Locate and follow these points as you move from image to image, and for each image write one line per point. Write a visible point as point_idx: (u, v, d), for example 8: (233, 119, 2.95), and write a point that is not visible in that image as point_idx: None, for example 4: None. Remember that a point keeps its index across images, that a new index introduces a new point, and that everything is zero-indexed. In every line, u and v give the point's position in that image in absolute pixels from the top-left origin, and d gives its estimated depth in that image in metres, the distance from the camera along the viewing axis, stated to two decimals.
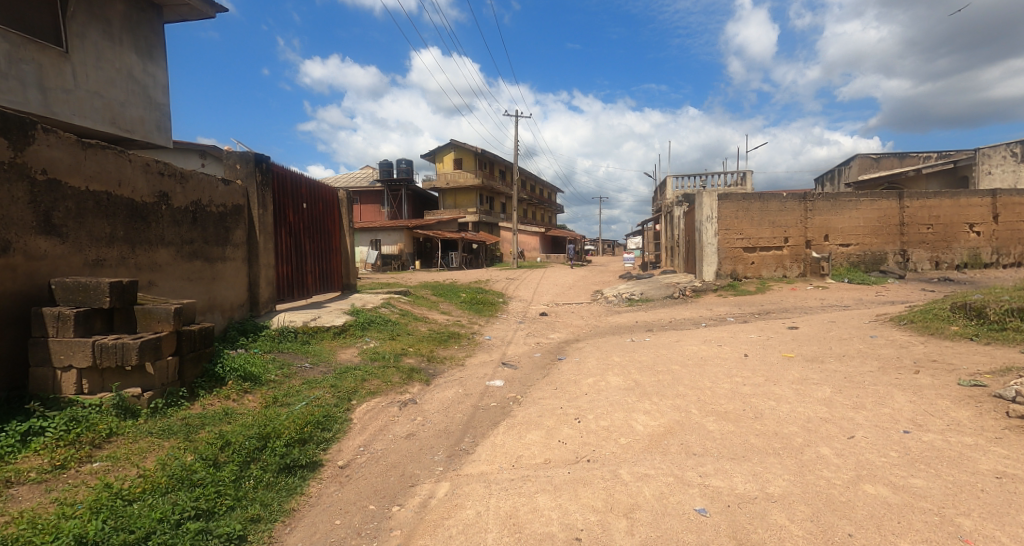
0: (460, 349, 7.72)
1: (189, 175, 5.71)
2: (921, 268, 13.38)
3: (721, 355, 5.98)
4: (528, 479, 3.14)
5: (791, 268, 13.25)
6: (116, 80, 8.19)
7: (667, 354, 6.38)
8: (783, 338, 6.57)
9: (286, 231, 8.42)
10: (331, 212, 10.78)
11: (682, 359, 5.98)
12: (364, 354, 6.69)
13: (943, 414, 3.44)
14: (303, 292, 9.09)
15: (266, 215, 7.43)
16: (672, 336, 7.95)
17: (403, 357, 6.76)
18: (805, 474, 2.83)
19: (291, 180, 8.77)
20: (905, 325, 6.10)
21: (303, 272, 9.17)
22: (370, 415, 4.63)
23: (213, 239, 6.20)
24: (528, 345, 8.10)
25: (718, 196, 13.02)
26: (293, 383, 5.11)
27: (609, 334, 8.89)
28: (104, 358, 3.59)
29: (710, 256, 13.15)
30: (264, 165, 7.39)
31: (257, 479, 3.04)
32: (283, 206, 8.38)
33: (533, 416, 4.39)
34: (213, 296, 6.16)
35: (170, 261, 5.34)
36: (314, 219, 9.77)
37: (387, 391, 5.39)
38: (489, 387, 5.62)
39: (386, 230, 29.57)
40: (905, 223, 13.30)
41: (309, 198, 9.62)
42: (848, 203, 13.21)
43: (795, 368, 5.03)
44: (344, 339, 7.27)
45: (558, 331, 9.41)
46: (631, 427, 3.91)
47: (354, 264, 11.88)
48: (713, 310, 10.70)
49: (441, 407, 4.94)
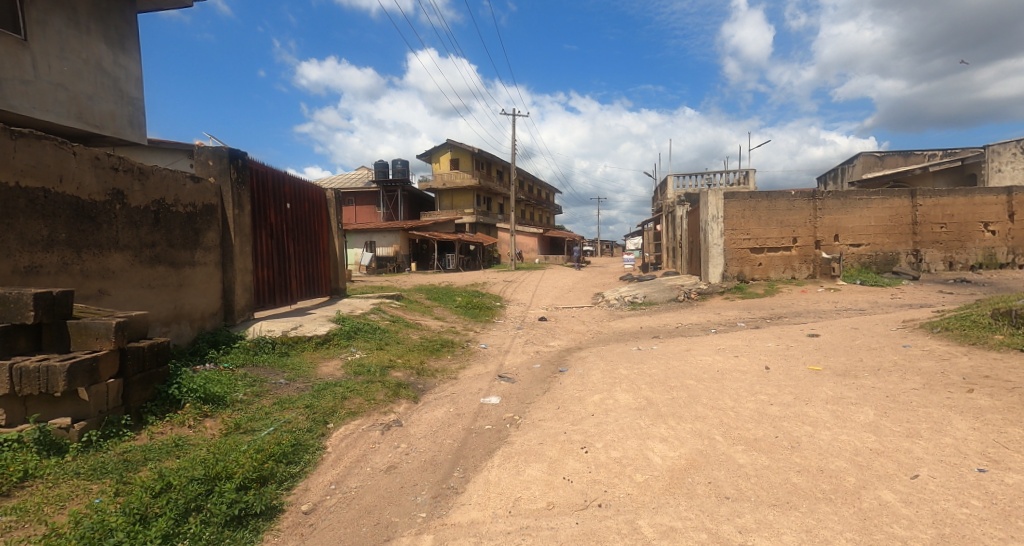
0: (454, 360, 7.15)
1: (150, 171, 5.13)
2: (935, 268, 12.88)
3: (739, 368, 5.43)
4: (529, 533, 2.58)
5: (800, 269, 12.74)
6: (83, 71, 7.58)
7: (679, 365, 5.84)
8: (804, 347, 6.02)
9: (266, 233, 7.86)
10: (318, 213, 10.23)
11: (696, 372, 5.42)
12: (348, 367, 6.14)
13: (1020, 447, 2.91)
14: (286, 298, 8.53)
15: (242, 216, 6.84)
16: (681, 344, 7.39)
17: (390, 371, 6.20)
18: (872, 531, 2.29)
19: (273, 178, 8.22)
20: (940, 333, 5.59)
21: (287, 276, 8.61)
22: (346, 442, 4.05)
23: (180, 242, 5.62)
24: (527, 355, 7.53)
25: (724, 195, 12.50)
26: (263, 404, 4.53)
27: (613, 341, 8.32)
28: (24, 385, 3.02)
29: (716, 258, 12.62)
30: (241, 161, 6.82)
31: (194, 538, 2.45)
32: (263, 205, 7.82)
33: (533, 444, 3.82)
34: (179, 305, 5.58)
35: (126, 267, 4.76)
36: (298, 221, 9.21)
37: (370, 410, 4.82)
38: (484, 405, 5.06)
39: (381, 231, 29.03)
40: (918, 222, 12.81)
41: (293, 198, 9.08)
42: (859, 201, 12.71)
43: (826, 385, 4.48)
44: (328, 351, 6.72)
45: (558, 338, 8.85)
46: (648, 459, 3.36)
47: (343, 267, 11.31)
48: (721, 315, 10.17)
49: (430, 430, 4.38)
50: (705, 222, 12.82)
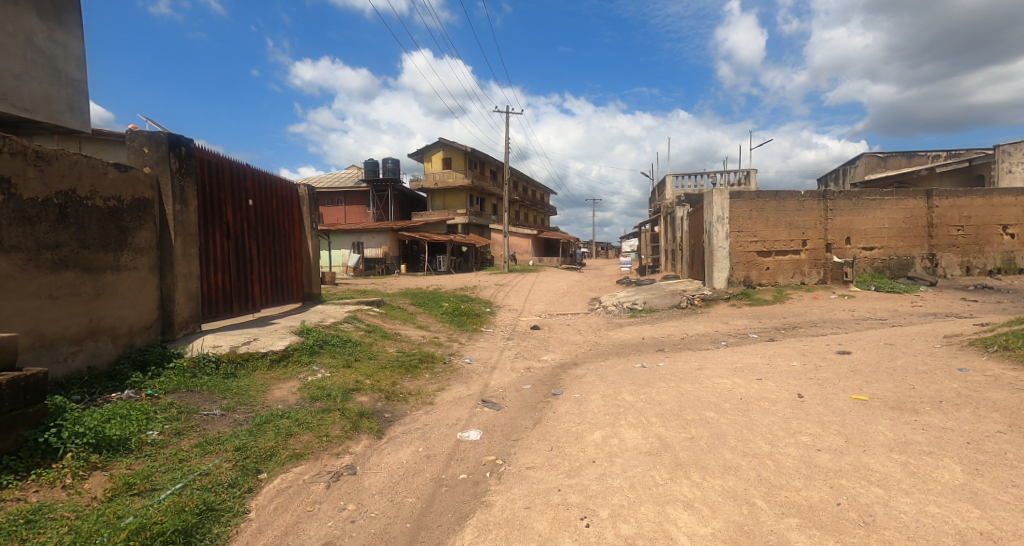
0: (432, 380, 6.24)
1: (52, 155, 4.22)
2: (951, 273, 12.16)
3: (766, 394, 4.55)
4: None
5: (810, 274, 11.94)
6: (9, 45, 6.54)
7: (692, 389, 4.97)
8: (837, 367, 5.17)
9: (220, 233, 6.93)
10: (287, 211, 9.31)
11: (715, 400, 4.53)
12: (305, 392, 5.23)
13: None
14: (245, 306, 7.57)
15: (186, 212, 5.90)
16: (690, 361, 6.52)
17: (353, 396, 5.28)
18: None
19: (228, 171, 7.30)
20: (999, 353, 4.76)
21: (247, 281, 7.66)
22: (276, 505, 3.10)
23: (98, 243, 4.68)
24: (516, 373, 6.62)
25: (730, 194, 11.66)
26: (180, 446, 3.59)
27: (612, 356, 7.43)
28: None
29: (721, 261, 11.74)
30: (184, 149, 5.89)
31: None
32: (217, 201, 6.90)
33: (518, 509, 2.93)
34: (95, 318, 4.63)
35: (14, 274, 3.85)
36: (262, 219, 8.28)
37: (319, 452, 3.90)
38: (460, 444, 4.16)
39: (369, 231, 28.09)
40: (934, 224, 12.07)
41: (256, 193, 8.16)
42: (871, 201, 11.97)
43: (882, 423, 3.59)
44: (284, 370, 5.79)
45: (551, 352, 7.96)
46: (672, 541, 2.48)
47: (317, 271, 10.37)
48: (729, 324, 9.34)
49: (389, 482, 3.49)
50: (709, 223, 11.95)
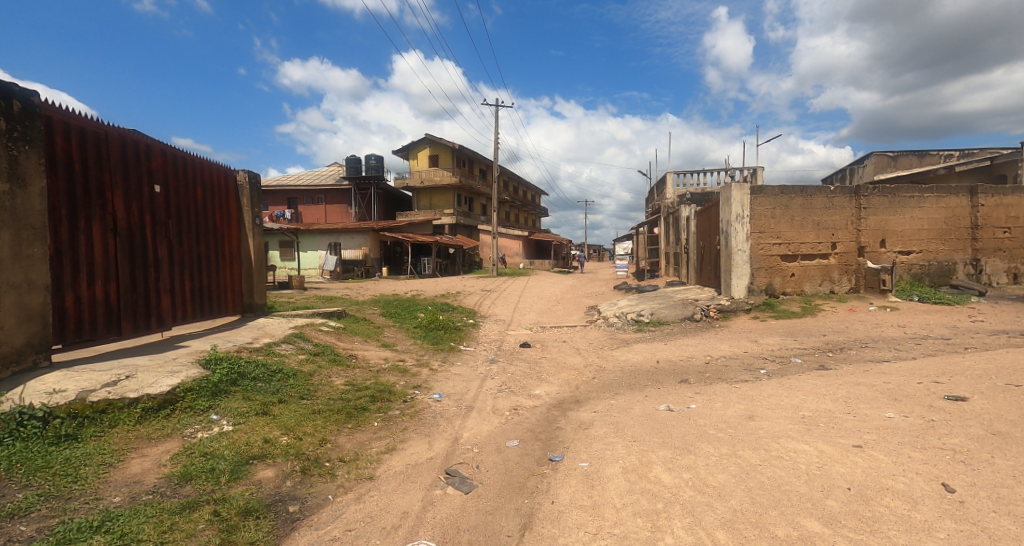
0: (382, 431, 4.52)
1: None
2: (997, 281, 10.72)
3: (888, 482, 2.87)
4: None
5: (840, 281, 10.40)
6: None
7: (764, 465, 3.28)
8: (967, 428, 3.51)
9: (99, 226, 5.10)
10: (218, 203, 7.50)
11: (809, 493, 2.85)
12: (175, 466, 3.42)
13: None
14: (145, 324, 5.73)
15: (22, 194, 4.08)
16: (732, 403, 4.84)
17: (251, 469, 3.52)
18: None
19: (120, 144, 5.51)
20: None
21: (149, 290, 5.82)
22: None
23: None
24: (498, 419, 4.89)
25: (750, 190, 10.09)
26: None
27: (624, 390, 5.74)
28: None
29: (740, 267, 10.13)
30: (18, 106, 4.09)
31: None
32: (93, 184, 5.08)
33: None
34: None
35: None
36: (176, 210, 6.46)
37: None
38: None
39: (349, 231, 26.23)
40: (978, 225, 10.61)
41: (168, 177, 6.35)
42: (909, 199, 10.48)
43: None
44: (162, 423, 3.98)
45: (545, 383, 6.22)
46: None
47: (261, 278, 8.54)
48: (759, 344, 7.71)
49: None
50: (726, 223, 10.34)
